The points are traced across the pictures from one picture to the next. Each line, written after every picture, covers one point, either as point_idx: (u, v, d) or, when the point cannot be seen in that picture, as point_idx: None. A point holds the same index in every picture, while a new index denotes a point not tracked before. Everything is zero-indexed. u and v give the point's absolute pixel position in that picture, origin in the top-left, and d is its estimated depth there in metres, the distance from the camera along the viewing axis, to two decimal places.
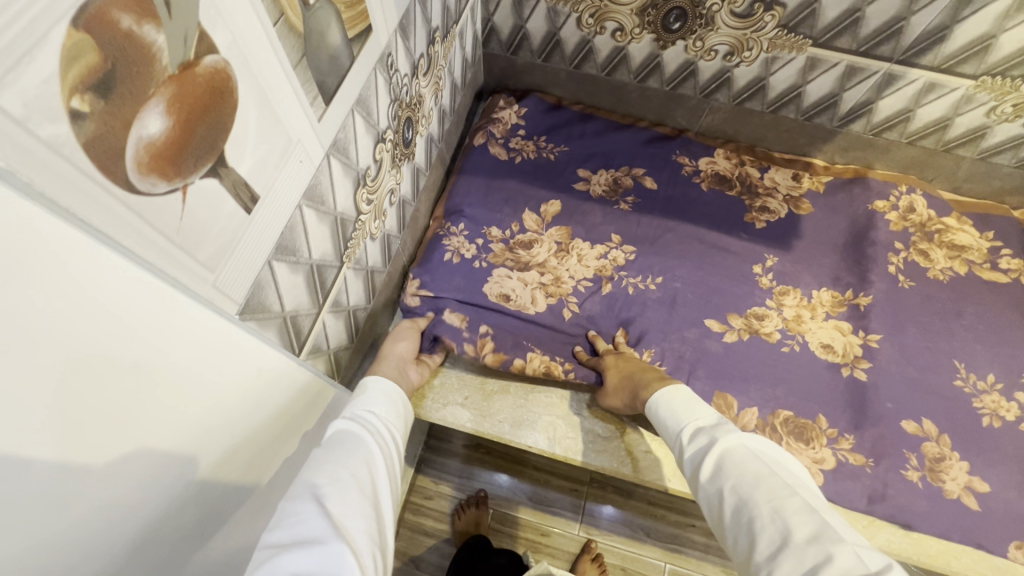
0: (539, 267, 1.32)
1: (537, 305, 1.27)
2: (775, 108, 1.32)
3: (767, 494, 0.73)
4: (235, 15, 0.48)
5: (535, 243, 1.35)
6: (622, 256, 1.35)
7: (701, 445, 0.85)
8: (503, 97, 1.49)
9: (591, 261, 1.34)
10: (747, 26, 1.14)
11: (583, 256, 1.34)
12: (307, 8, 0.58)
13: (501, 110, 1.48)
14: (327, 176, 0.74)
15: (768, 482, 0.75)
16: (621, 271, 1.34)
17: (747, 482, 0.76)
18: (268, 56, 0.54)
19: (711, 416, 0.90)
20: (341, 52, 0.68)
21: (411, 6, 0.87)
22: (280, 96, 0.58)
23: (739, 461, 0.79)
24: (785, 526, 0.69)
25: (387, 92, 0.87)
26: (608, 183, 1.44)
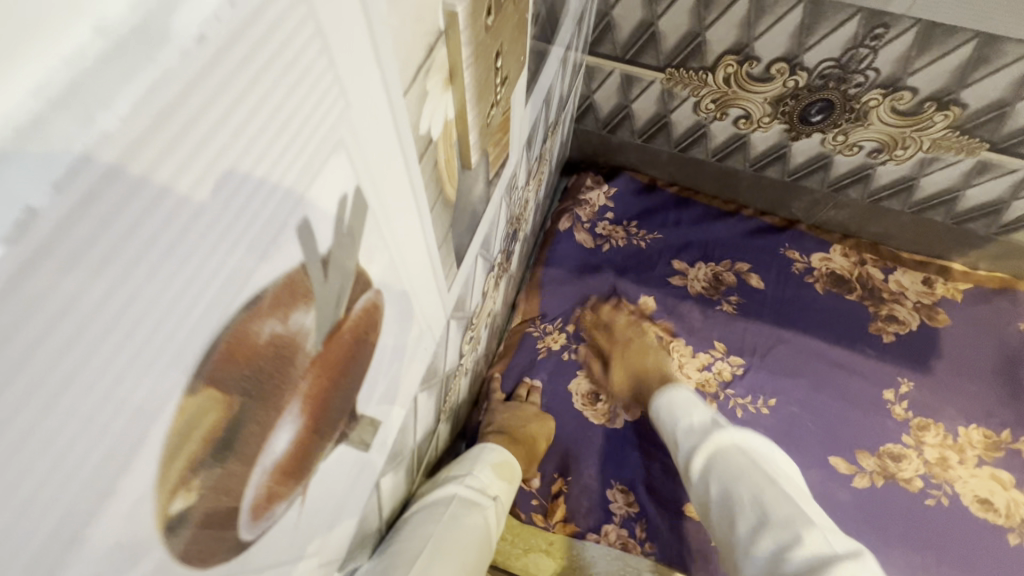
0: (636, 365, 1.17)
1: (630, 412, 1.11)
2: (920, 209, 1.13)
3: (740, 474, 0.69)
4: (395, 220, 0.32)
5: (632, 338, 1.19)
6: (728, 369, 1.16)
7: (695, 440, 0.79)
8: (589, 176, 1.34)
9: (693, 372, 1.16)
10: (909, 124, 0.96)
11: (683, 362, 1.17)
12: (467, 169, 0.42)
13: (590, 190, 1.33)
14: (444, 345, 0.58)
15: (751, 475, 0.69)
16: (727, 388, 1.15)
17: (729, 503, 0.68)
18: (418, 249, 0.38)
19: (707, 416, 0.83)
20: (481, 201, 0.52)
21: (539, 112, 0.72)
22: (421, 288, 0.42)
23: (731, 465, 0.72)
24: (761, 509, 0.65)
25: (505, 218, 0.71)
26: (709, 278, 1.25)
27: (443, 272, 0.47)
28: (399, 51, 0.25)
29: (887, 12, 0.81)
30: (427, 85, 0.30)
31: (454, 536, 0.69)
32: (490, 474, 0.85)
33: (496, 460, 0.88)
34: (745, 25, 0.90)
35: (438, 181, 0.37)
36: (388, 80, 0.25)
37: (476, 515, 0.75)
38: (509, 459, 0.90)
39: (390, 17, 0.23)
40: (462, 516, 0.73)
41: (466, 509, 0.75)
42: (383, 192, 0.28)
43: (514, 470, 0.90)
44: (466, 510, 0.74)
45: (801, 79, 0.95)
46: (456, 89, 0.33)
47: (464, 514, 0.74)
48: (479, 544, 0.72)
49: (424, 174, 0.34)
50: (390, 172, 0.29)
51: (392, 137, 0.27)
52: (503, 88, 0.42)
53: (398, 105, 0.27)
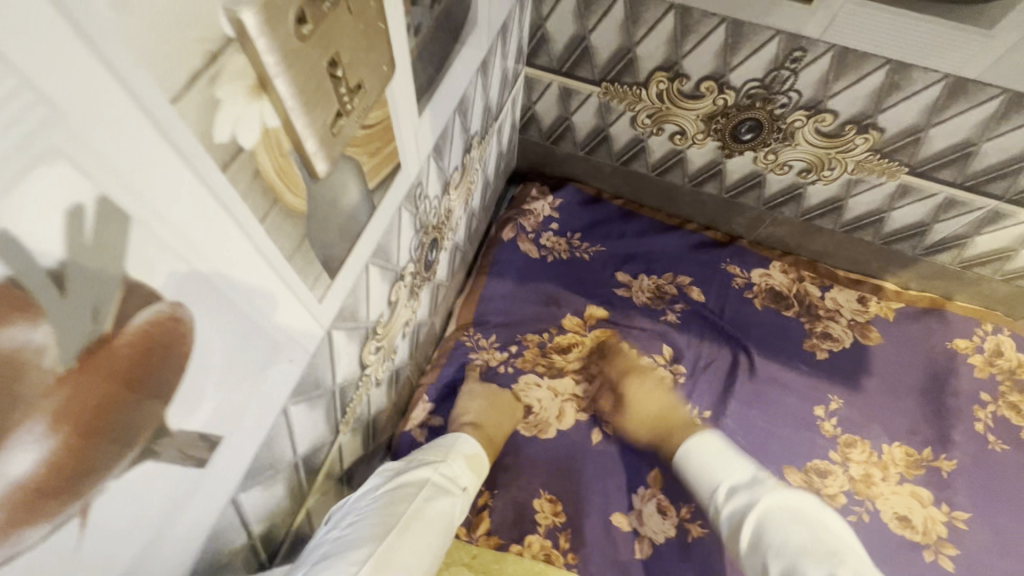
0: (574, 374, 1.15)
1: (563, 421, 1.10)
2: (850, 229, 1.15)
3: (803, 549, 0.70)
4: (189, 230, 0.30)
5: (574, 345, 1.18)
6: (671, 376, 1.15)
7: (739, 507, 0.80)
8: (535, 186, 1.34)
9: (636, 375, 1.16)
10: (833, 146, 0.98)
11: (631, 364, 1.15)
12: (317, 179, 0.41)
13: (536, 200, 1.32)
14: (326, 356, 0.57)
15: (822, 532, 0.73)
16: (668, 394, 1.14)
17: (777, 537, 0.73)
18: (247, 258, 0.37)
19: (745, 471, 0.85)
20: (358, 211, 0.51)
21: (450, 121, 0.71)
22: (263, 297, 0.41)
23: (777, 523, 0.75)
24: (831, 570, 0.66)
25: (411, 228, 0.70)
26: (652, 291, 1.25)
27: (304, 283, 0.46)
28: (148, 58, 0.24)
29: (803, 36, 0.82)
30: (217, 93, 0.29)
31: (422, 518, 0.68)
32: (461, 465, 0.80)
33: (470, 453, 0.84)
34: (672, 42, 0.91)
35: (267, 190, 0.36)
36: (132, 88, 0.24)
37: (442, 502, 0.73)
38: (480, 454, 0.86)
39: (120, 23, 0.22)
40: (431, 500, 0.71)
41: (434, 494, 0.73)
42: (151, 202, 0.27)
43: (483, 464, 0.86)
44: (437, 499, 0.72)
45: (729, 98, 0.96)
46: (270, 97, 0.33)
47: (433, 499, 0.72)
48: (443, 531, 0.70)
49: (238, 183, 0.33)
50: (163, 181, 0.27)
51: (157, 145, 0.26)
52: (357, 98, 0.41)
53: (161, 113, 0.26)
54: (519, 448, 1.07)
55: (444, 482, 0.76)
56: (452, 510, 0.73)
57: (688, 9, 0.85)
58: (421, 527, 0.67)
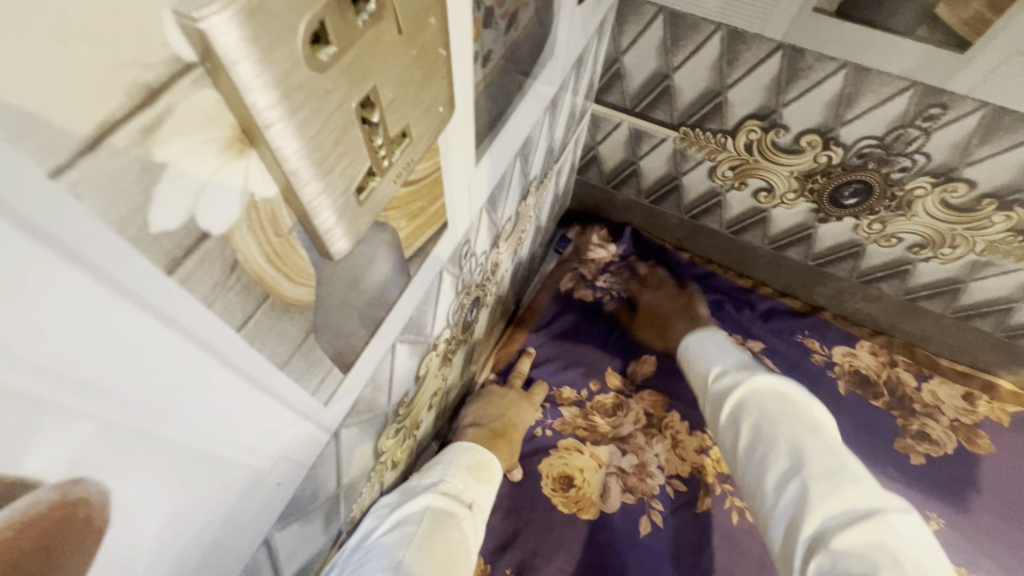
0: (619, 442, 0.96)
1: (608, 502, 0.90)
2: (965, 315, 0.97)
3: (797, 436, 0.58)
4: (92, 371, 0.18)
5: (618, 408, 1.01)
6: None
7: (728, 383, 0.68)
8: (592, 230, 1.20)
9: (689, 453, 0.95)
10: (961, 221, 0.81)
11: (680, 441, 0.96)
12: (333, 260, 0.29)
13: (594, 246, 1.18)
14: (330, 461, 0.44)
15: (792, 419, 0.60)
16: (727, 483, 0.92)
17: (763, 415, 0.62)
18: (211, 382, 0.25)
19: (740, 359, 0.74)
20: (388, 286, 0.39)
21: (510, 167, 0.59)
22: (239, 422, 0.28)
23: (763, 399, 0.63)
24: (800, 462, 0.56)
25: (452, 292, 0.58)
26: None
27: (304, 389, 0.34)
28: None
29: (946, 90, 0.67)
30: (156, 153, 0.17)
31: (425, 561, 0.55)
32: (463, 477, 0.68)
33: (473, 461, 0.70)
34: (773, 88, 0.77)
35: (251, 285, 0.24)
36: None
37: (448, 533, 0.60)
38: (489, 458, 0.72)
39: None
40: (433, 535, 0.59)
41: (434, 527, 0.60)
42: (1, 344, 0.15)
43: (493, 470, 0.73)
44: (437, 529, 0.60)
45: (835, 156, 0.81)
46: (260, 153, 0.20)
47: (437, 536, 0.59)
48: (452, 567, 0.58)
49: (200, 286, 0.21)
50: (26, 306, 0.15)
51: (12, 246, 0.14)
52: (399, 150, 0.29)
53: (19, 198, 0.14)
54: (550, 525, 0.87)
55: (445, 505, 0.63)
56: (460, 534, 0.61)
57: (800, 52, 0.71)
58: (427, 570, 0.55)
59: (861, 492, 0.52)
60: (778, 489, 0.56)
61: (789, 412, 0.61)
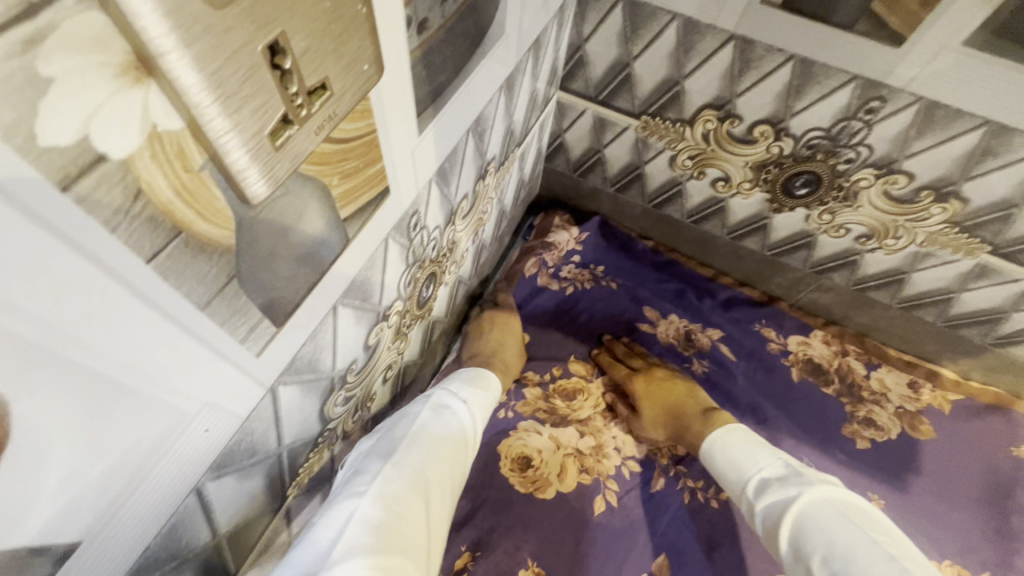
0: (577, 425, 0.98)
1: (564, 482, 0.91)
2: (909, 306, 1.01)
3: (868, 570, 0.59)
4: None
5: (579, 393, 1.03)
6: None
7: (774, 503, 0.71)
8: (558, 216, 1.22)
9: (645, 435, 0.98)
10: (902, 213, 0.85)
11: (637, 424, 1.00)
12: (252, 206, 0.30)
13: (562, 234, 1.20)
14: (268, 417, 0.45)
15: (864, 541, 0.62)
16: (680, 465, 0.96)
17: (822, 537, 0.64)
18: (122, 310, 0.26)
19: (778, 465, 0.77)
20: (322, 243, 0.40)
21: (462, 142, 0.61)
22: (158, 358, 0.30)
23: (823, 522, 0.66)
24: None
25: (401, 262, 0.59)
26: (680, 334, 1.13)
27: (230, 335, 0.35)
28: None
29: (885, 84, 0.70)
30: (41, 67, 0.18)
31: (433, 435, 0.62)
32: (462, 382, 0.75)
33: (473, 373, 0.79)
34: (727, 79, 0.80)
35: (160, 217, 0.25)
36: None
37: (451, 418, 0.67)
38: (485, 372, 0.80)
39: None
40: (439, 418, 0.66)
41: (440, 414, 0.67)
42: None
43: (492, 381, 0.79)
44: (441, 415, 0.66)
45: (786, 146, 0.84)
46: (159, 84, 0.22)
47: (439, 420, 0.66)
48: (456, 445, 0.64)
49: (100, 210, 0.22)
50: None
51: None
52: (318, 102, 0.30)
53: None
54: (506, 502, 0.88)
55: (451, 397, 0.70)
56: (461, 423, 0.68)
57: (750, 43, 0.74)
58: (434, 443, 0.61)
59: None
60: None
61: (856, 532, 0.63)
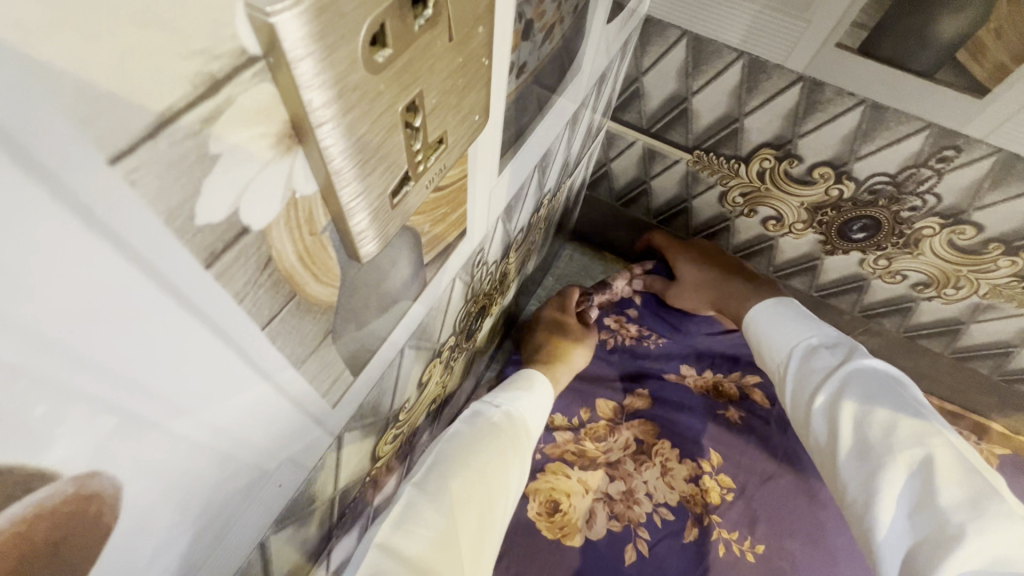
0: (607, 469, 0.92)
1: (593, 529, 0.86)
2: (962, 357, 0.97)
3: (914, 438, 0.59)
4: (129, 364, 0.18)
5: (610, 435, 0.97)
6: (717, 489, 0.90)
7: (820, 369, 0.71)
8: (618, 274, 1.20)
9: (679, 481, 0.91)
10: (967, 262, 0.82)
11: (669, 469, 0.92)
12: (359, 262, 0.29)
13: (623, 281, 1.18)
14: (331, 464, 0.43)
15: (912, 412, 0.62)
16: (714, 514, 0.88)
17: (868, 403, 0.64)
18: (232, 379, 0.24)
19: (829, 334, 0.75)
20: (405, 291, 0.39)
21: (529, 178, 0.59)
22: (251, 422, 0.28)
23: (872, 389, 0.65)
24: (927, 471, 0.57)
25: (461, 299, 0.57)
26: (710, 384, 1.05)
27: (314, 390, 0.33)
28: (59, 81, 0.12)
29: (962, 133, 0.68)
30: (211, 145, 0.16)
31: (463, 451, 0.57)
32: (508, 394, 0.71)
33: (522, 381, 0.76)
34: (790, 119, 0.78)
35: (281, 282, 0.24)
36: (0, 128, 0.12)
37: (491, 434, 0.61)
38: (531, 373, 0.78)
39: None
40: (476, 435, 0.60)
41: (477, 428, 0.62)
42: (33, 330, 0.15)
43: (535, 380, 0.77)
44: (479, 432, 0.61)
45: (847, 190, 0.82)
46: (306, 151, 0.20)
47: (483, 432, 0.61)
48: (495, 459, 0.58)
49: (234, 281, 0.20)
50: (74, 297, 0.15)
51: (64, 229, 0.14)
52: (434, 157, 0.29)
53: (78, 179, 0.14)
54: (535, 545, 0.84)
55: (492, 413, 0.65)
56: (503, 437, 0.62)
57: (820, 86, 0.72)
58: (466, 458, 0.56)
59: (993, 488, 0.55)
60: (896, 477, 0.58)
61: (902, 402, 0.63)
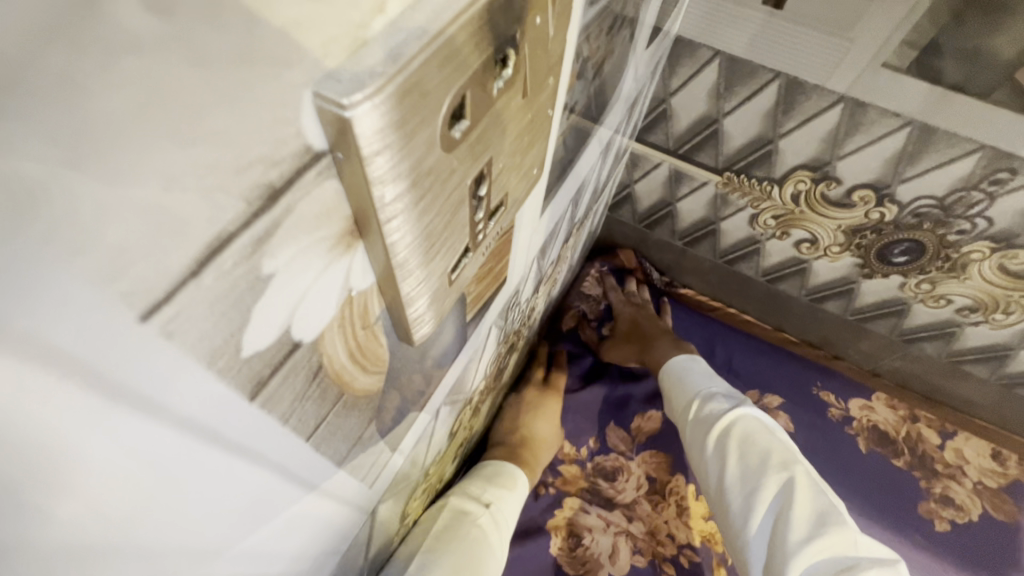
0: (625, 508, 0.89)
1: (615, 564, 0.84)
2: (1011, 383, 0.92)
3: (779, 470, 0.61)
4: (159, 531, 0.17)
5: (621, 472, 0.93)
6: None
7: (714, 410, 0.71)
8: (596, 269, 1.14)
9: (697, 520, 0.88)
10: (1018, 287, 0.77)
11: (686, 506, 0.90)
12: (410, 344, 0.25)
13: (591, 288, 1.13)
14: (364, 540, 0.40)
15: (780, 449, 0.64)
16: None
17: (749, 444, 0.65)
18: (273, 499, 0.22)
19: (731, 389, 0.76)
20: (449, 352, 0.35)
21: (564, 213, 0.56)
22: (288, 526, 0.25)
23: (751, 432, 0.66)
24: (788, 500, 0.58)
25: (495, 345, 0.54)
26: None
27: (353, 478, 0.30)
28: (86, 252, 0.10)
29: (1018, 156, 0.64)
30: (264, 265, 0.13)
31: (439, 552, 0.60)
32: (482, 482, 0.73)
33: (492, 471, 0.77)
34: (829, 140, 0.74)
35: (329, 387, 0.20)
36: (23, 334, 0.10)
37: (466, 528, 0.65)
38: (507, 467, 0.78)
39: None
40: (448, 532, 0.63)
41: (449, 526, 0.65)
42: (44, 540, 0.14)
43: (517, 478, 0.77)
44: (455, 524, 0.65)
45: (889, 213, 0.78)
46: (368, 244, 0.17)
47: (456, 529, 0.64)
48: (468, 558, 0.61)
49: (281, 402, 0.17)
50: (98, 493, 0.14)
51: (107, 412, 0.13)
52: (493, 221, 0.25)
53: (113, 367, 0.12)
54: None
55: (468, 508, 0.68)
56: (478, 529, 0.66)
57: (863, 106, 0.68)
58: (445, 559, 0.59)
59: (839, 512, 0.57)
60: (756, 508, 0.60)
61: (779, 445, 0.64)
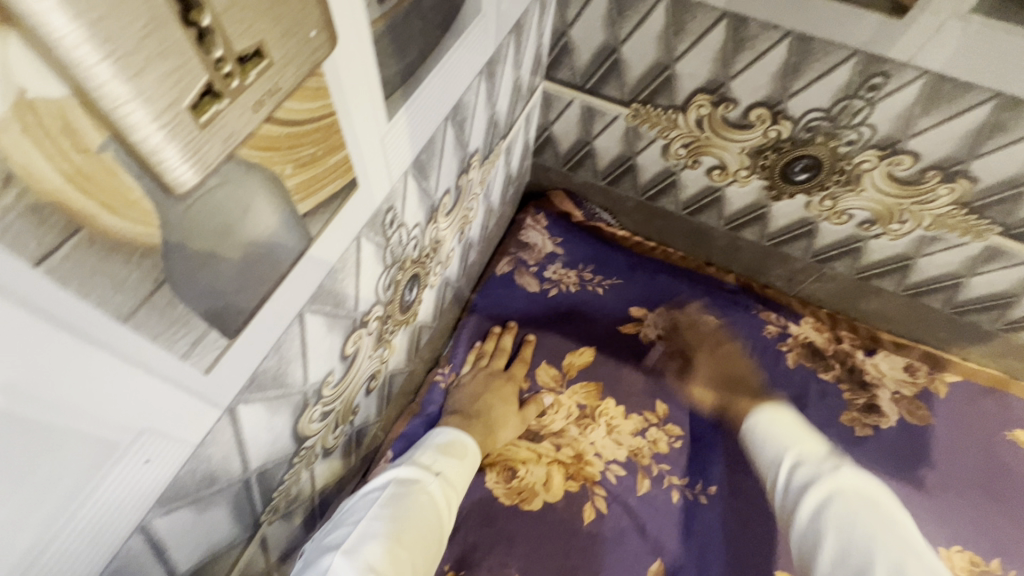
0: (553, 439, 0.91)
1: (550, 492, 0.86)
2: (916, 293, 0.97)
3: None
4: None
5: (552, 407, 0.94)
6: (665, 440, 0.92)
7: (804, 479, 0.60)
8: (533, 213, 1.15)
9: (625, 436, 0.92)
10: (908, 195, 0.81)
11: (615, 427, 0.93)
12: (179, 197, 0.26)
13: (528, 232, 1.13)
14: (225, 442, 0.40)
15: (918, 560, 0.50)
16: (662, 463, 0.90)
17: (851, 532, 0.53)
18: (15, 333, 0.22)
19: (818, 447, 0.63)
20: (279, 242, 0.36)
21: (439, 132, 0.56)
22: (76, 384, 0.25)
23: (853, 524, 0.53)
24: None
25: (377, 264, 0.54)
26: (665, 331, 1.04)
27: (166, 350, 0.30)
28: None
29: (887, 59, 0.66)
30: None
31: (388, 521, 0.61)
32: (432, 453, 0.74)
33: (444, 441, 0.77)
34: (719, 60, 0.76)
35: (48, 210, 0.21)
36: None
37: (416, 495, 0.66)
38: (460, 437, 0.79)
39: None
40: (394, 500, 0.64)
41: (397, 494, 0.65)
42: None
43: (467, 446, 0.78)
44: (404, 493, 0.65)
45: (784, 130, 0.80)
46: (22, 33, 0.17)
47: (402, 495, 0.65)
48: (422, 528, 0.62)
49: None
50: None
51: None
52: (256, 72, 0.26)
53: None
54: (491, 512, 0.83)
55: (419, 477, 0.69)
56: (428, 496, 0.67)
57: (743, 21, 0.70)
58: (396, 524, 0.61)
59: None
60: None
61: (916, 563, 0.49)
